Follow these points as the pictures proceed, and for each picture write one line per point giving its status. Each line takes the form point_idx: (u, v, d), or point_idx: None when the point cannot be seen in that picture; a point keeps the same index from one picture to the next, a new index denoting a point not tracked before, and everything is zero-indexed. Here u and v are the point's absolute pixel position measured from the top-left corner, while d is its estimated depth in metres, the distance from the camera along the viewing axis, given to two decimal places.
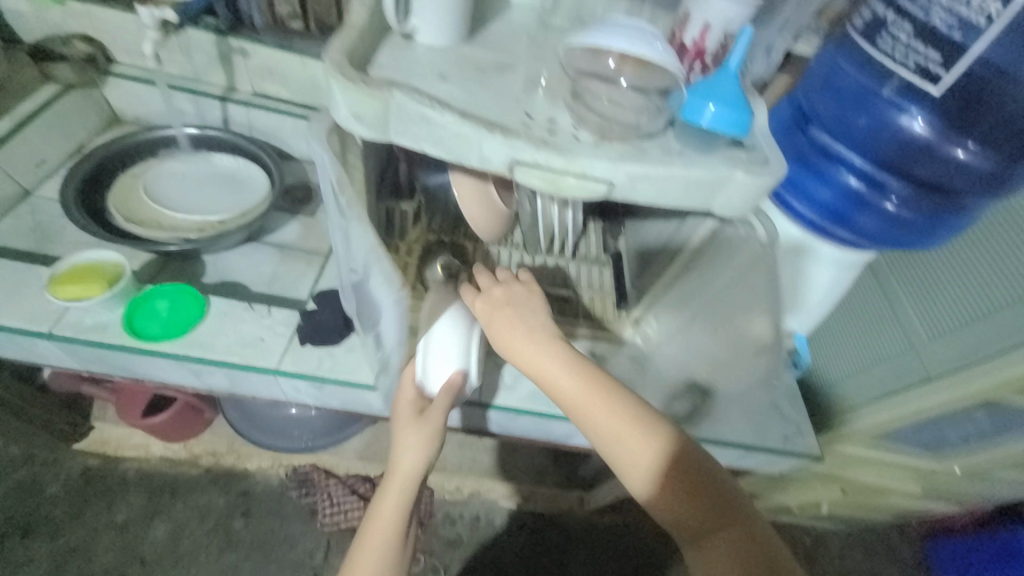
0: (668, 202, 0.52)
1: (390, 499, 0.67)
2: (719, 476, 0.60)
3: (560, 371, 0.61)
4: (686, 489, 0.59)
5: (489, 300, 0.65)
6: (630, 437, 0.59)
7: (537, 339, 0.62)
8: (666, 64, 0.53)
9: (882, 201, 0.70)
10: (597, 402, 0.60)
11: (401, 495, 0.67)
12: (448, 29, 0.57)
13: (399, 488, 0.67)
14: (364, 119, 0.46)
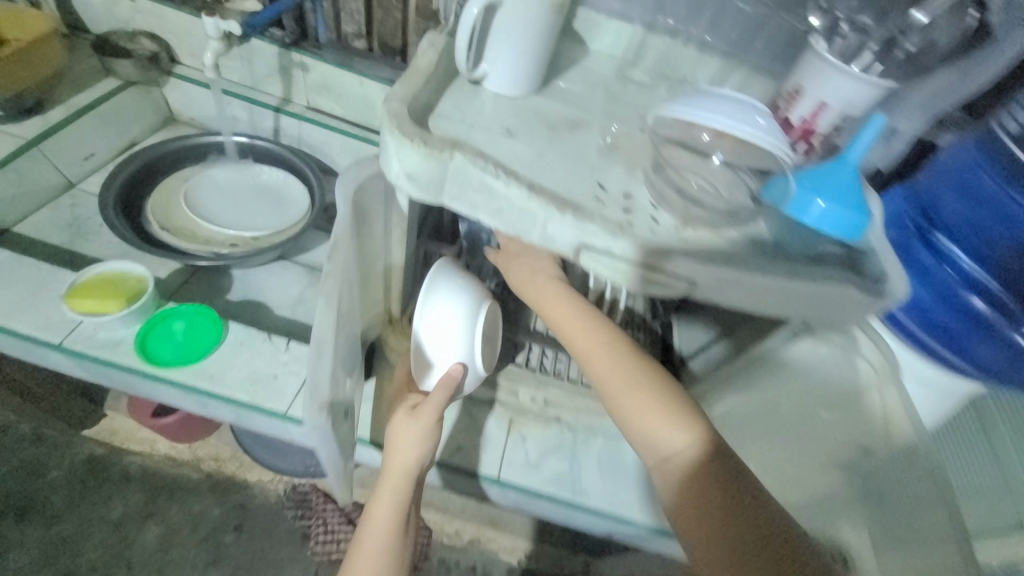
0: (758, 308, 0.44)
1: (376, 528, 0.57)
2: (763, 500, 0.47)
3: (594, 345, 0.55)
4: (696, 466, 0.49)
5: (504, 252, 0.61)
6: (663, 422, 0.51)
7: (560, 291, 0.57)
8: (773, 143, 0.44)
9: (1011, 331, 0.49)
10: (607, 358, 0.54)
11: (389, 525, 0.58)
12: (522, 79, 0.51)
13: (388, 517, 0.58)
14: (417, 181, 0.40)
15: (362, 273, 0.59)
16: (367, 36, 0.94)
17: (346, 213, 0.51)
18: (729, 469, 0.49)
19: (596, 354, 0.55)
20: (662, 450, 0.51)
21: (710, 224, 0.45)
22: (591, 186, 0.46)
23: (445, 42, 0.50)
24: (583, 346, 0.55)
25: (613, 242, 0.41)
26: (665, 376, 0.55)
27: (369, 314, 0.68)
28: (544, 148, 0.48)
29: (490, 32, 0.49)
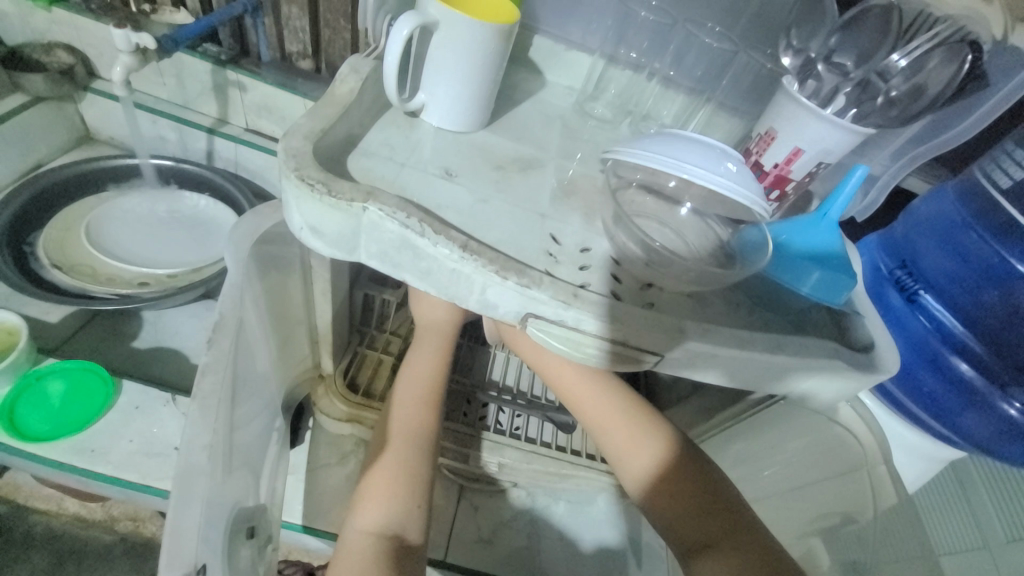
0: (735, 385, 0.38)
1: (408, 407, 0.52)
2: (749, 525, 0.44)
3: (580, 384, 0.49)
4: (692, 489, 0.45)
5: None
6: (633, 431, 0.49)
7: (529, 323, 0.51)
8: (746, 194, 0.39)
9: (1001, 403, 0.45)
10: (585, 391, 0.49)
11: (422, 403, 0.53)
12: (467, 113, 0.45)
13: (417, 397, 0.53)
14: (324, 235, 0.33)
15: (279, 328, 0.51)
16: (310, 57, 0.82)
17: (251, 264, 0.43)
18: (700, 468, 0.47)
19: (583, 395, 0.50)
20: (632, 453, 0.48)
21: (678, 284, 0.39)
22: (543, 241, 0.39)
23: (375, 66, 0.42)
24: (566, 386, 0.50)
25: (566, 313, 0.34)
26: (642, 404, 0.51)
27: (293, 371, 0.59)
28: (489, 193, 0.41)
29: (425, 57, 0.42)
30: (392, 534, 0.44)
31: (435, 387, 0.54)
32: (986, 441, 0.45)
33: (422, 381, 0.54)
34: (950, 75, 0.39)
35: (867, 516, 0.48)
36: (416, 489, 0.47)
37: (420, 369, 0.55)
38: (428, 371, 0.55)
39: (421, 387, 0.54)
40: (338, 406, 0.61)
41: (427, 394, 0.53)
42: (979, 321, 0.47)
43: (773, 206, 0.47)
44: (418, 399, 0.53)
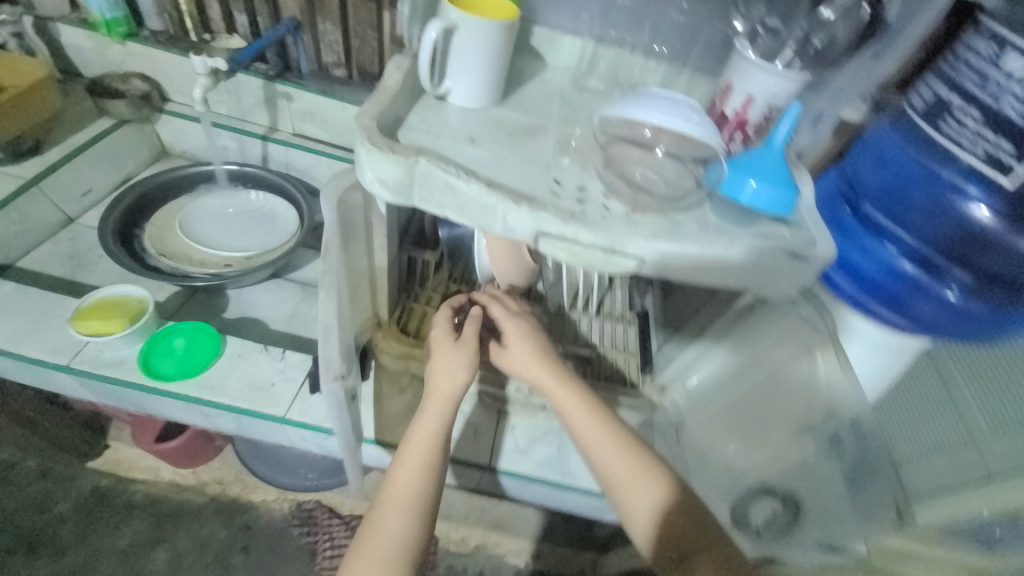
0: (704, 281, 0.50)
1: (405, 474, 0.60)
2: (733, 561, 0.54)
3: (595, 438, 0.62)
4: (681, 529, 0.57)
5: (507, 330, 0.67)
6: (641, 477, 0.60)
7: (550, 384, 0.64)
8: (705, 136, 0.50)
9: (939, 289, 0.53)
10: (594, 445, 0.62)
11: (418, 471, 0.60)
12: (484, 93, 0.57)
13: (415, 461, 0.60)
14: (388, 184, 0.46)
15: (349, 278, 0.65)
16: (347, 62, 1.00)
17: (329, 223, 0.57)
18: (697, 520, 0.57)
19: (599, 445, 0.62)
20: (645, 496, 0.59)
21: (655, 209, 0.51)
22: (549, 183, 0.51)
23: (410, 64, 0.56)
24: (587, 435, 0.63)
25: (567, 229, 0.46)
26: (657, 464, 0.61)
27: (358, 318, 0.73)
28: (505, 152, 0.54)
29: (449, 52, 0.54)
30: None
31: (428, 454, 0.60)
32: (935, 323, 0.54)
33: (420, 447, 0.60)
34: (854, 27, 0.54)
35: (848, 409, 0.59)
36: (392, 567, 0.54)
37: (421, 434, 0.62)
38: (428, 434, 0.62)
39: (418, 453, 0.61)
40: (396, 346, 0.75)
41: (421, 464, 0.60)
42: (918, 228, 0.54)
43: (738, 147, 0.55)
44: (411, 466, 0.60)
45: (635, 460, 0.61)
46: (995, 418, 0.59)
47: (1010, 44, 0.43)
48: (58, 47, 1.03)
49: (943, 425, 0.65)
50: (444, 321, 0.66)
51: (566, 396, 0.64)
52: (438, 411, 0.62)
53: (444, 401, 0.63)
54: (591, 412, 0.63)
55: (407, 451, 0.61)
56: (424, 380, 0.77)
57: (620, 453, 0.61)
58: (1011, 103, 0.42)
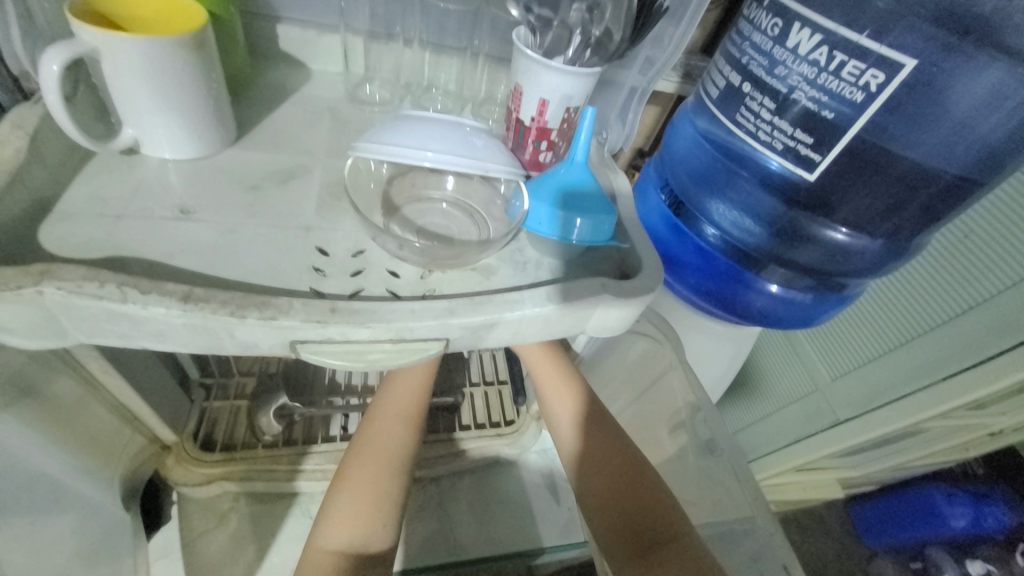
0: (530, 339, 0.40)
1: (389, 428, 0.51)
2: (680, 523, 0.48)
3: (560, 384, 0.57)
4: (628, 485, 0.51)
5: None
6: (566, 410, 0.56)
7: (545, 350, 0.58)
8: (495, 163, 0.39)
9: (757, 280, 0.50)
10: (558, 384, 0.57)
11: (401, 420, 0.52)
12: (196, 136, 0.40)
13: (398, 415, 0.52)
14: (12, 330, 0.29)
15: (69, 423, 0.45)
16: None
17: None
18: (645, 482, 0.51)
19: (565, 413, 0.56)
20: (567, 451, 0.56)
21: (458, 263, 0.40)
22: (306, 256, 0.37)
23: (44, 119, 0.36)
24: (563, 405, 0.56)
25: (329, 331, 0.33)
26: (606, 417, 0.56)
27: (120, 460, 0.53)
28: (237, 221, 0.38)
29: (107, 86, 0.36)
30: (356, 549, 0.43)
31: (416, 407, 0.53)
32: (763, 314, 0.52)
33: (405, 397, 0.54)
34: (626, 15, 0.40)
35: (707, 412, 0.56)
36: (382, 506, 0.46)
37: (400, 390, 0.54)
38: (413, 388, 0.55)
39: (402, 403, 0.53)
40: (196, 470, 0.57)
41: (405, 411, 0.53)
42: (733, 224, 0.50)
43: (549, 156, 0.48)
44: (397, 415, 0.52)
45: (593, 421, 0.56)
46: (834, 367, 0.73)
47: (794, 20, 0.38)
48: None
49: (794, 376, 0.79)
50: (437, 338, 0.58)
51: (548, 366, 0.58)
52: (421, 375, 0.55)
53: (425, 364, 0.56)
54: (556, 366, 0.58)
55: (388, 398, 0.54)
56: (251, 494, 0.60)
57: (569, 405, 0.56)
58: (802, 92, 0.38)
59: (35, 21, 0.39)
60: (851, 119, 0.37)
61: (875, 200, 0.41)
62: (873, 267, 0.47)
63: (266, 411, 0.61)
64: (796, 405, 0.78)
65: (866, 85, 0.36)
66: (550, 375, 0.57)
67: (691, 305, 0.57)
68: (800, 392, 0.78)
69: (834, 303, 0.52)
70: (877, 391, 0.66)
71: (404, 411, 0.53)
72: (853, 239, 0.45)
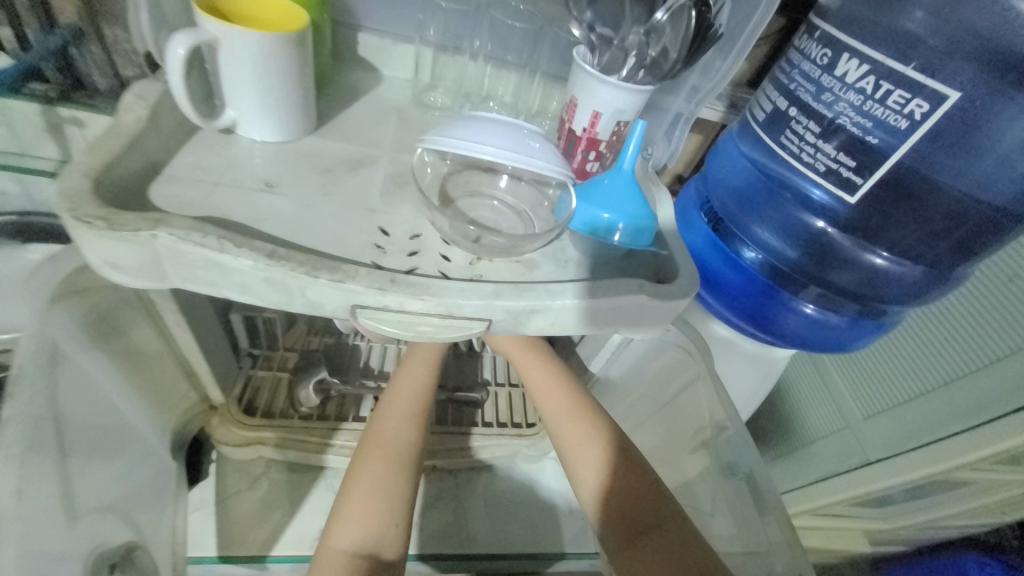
0: (567, 332, 0.42)
1: (396, 425, 0.53)
2: (677, 517, 0.51)
3: (551, 390, 0.60)
4: (625, 484, 0.54)
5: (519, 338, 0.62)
6: (568, 425, 0.58)
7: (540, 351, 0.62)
8: (549, 168, 0.42)
9: (793, 301, 0.52)
10: (553, 392, 0.59)
11: (408, 419, 0.54)
12: (283, 121, 0.45)
13: (404, 413, 0.55)
14: (125, 268, 0.33)
15: (140, 373, 0.50)
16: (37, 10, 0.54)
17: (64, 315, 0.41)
18: (644, 478, 0.54)
19: (566, 425, 0.58)
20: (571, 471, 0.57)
21: (505, 253, 0.43)
22: (370, 234, 0.41)
23: (164, 95, 0.42)
24: (586, 450, 0.56)
25: (387, 300, 0.36)
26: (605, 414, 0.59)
27: (173, 412, 0.57)
28: (312, 198, 0.42)
29: (219, 72, 0.42)
30: (367, 551, 0.46)
31: (420, 405, 0.56)
32: (799, 336, 0.53)
33: (409, 400, 0.56)
34: (683, 37, 0.44)
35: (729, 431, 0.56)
36: (394, 507, 0.48)
37: (404, 391, 0.57)
38: (415, 388, 0.57)
39: (406, 405, 0.56)
40: (236, 431, 0.61)
41: (411, 412, 0.55)
42: (775, 243, 0.51)
43: (596, 166, 0.51)
44: (403, 415, 0.54)
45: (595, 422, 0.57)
46: (868, 406, 0.71)
47: (843, 50, 0.40)
48: None
49: (826, 411, 0.77)
50: None
51: (549, 381, 0.60)
52: (423, 374, 0.59)
53: (427, 367, 0.59)
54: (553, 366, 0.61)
55: (392, 399, 0.56)
56: (283, 463, 0.64)
57: (594, 453, 0.56)
58: (848, 118, 0.40)
59: (165, 12, 0.46)
60: (894, 146, 0.39)
61: (917, 228, 0.42)
62: (913, 295, 0.48)
63: (306, 383, 0.65)
64: (827, 441, 0.76)
65: (910, 113, 0.38)
66: (545, 385, 0.60)
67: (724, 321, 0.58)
68: (831, 428, 0.76)
69: (870, 330, 0.52)
70: (909, 433, 0.64)
71: (411, 409, 0.55)
72: (893, 263, 0.46)
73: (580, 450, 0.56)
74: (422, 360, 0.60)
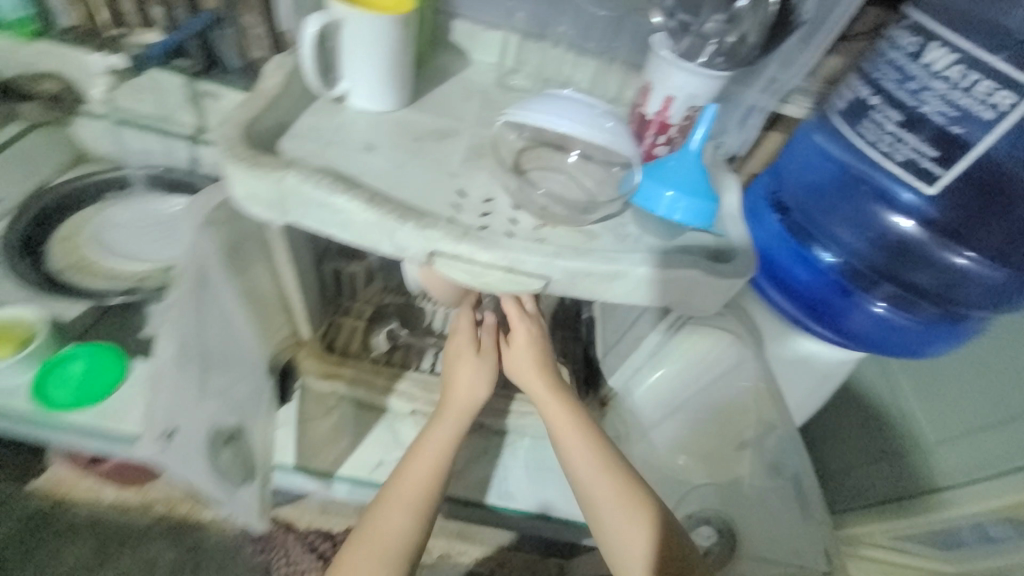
0: (617, 299, 0.46)
1: (394, 512, 0.55)
2: None
3: (578, 448, 0.56)
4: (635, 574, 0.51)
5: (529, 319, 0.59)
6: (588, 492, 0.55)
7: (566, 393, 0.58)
8: (615, 144, 0.46)
9: (868, 302, 0.54)
10: (580, 456, 0.55)
11: (406, 507, 0.55)
12: (386, 93, 0.52)
13: (406, 498, 0.55)
14: (260, 201, 0.41)
15: (253, 301, 0.60)
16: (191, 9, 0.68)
17: None
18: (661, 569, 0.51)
19: (588, 493, 0.55)
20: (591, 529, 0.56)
21: (568, 222, 0.47)
22: (450, 195, 0.47)
23: (294, 67, 0.50)
24: (632, 514, 0.53)
25: (461, 250, 0.42)
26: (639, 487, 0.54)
27: (272, 340, 0.67)
28: (404, 160, 0.49)
29: (341, 46, 0.48)
30: None
31: (423, 494, 0.55)
32: (866, 336, 0.55)
33: (414, 483, 0.56)
34: (763, 22, 0.46)
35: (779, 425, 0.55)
36: None
37: (418, 463, 0.57)
38: (424, 467, 0.56)
39: (415, 476, 0.56)
40: (319, 365, 0.69)
41: (413, 500, 0.55)
42: (854, 244, 0.54)
43: (665, 149, 0.52)
44: (405, 503, 0.55)
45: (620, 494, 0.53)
46: (940, 430, 0.67)
47: (934, 39, 0.41)
48: None
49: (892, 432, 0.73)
50: (469, 328, 0.61)
51: (574, 435, 0.56)
52: (433, 448, 0.57)
53: (441, 440, 0.58)
54: (577, 421, 0.57)
55: (401, 478, 0.56)
56: (353, 400, 0.72)
57: (642, 517, 0.53)
58: (933, 107, 0.41)
59: None
60: (980, 136, 0.40)
61: (989, 233, 0.48)
62: (993, 300, 0.51)
63: (381, 330, 0.74)
64: (888, 461, 0.72)
65: (998, 104, 0.39)
66: (573, 437, 0.56)
67: (788, 322, 0.59)
68: (895, 449, 0.72)
69: (947, 337, 0.54)
70: (993, 458, 0.59)
71: (413, 494, 0.55)
72: (980, 263, 0.49)
73: (625, 511, 0.53)
74: (442, 417, 0.59)
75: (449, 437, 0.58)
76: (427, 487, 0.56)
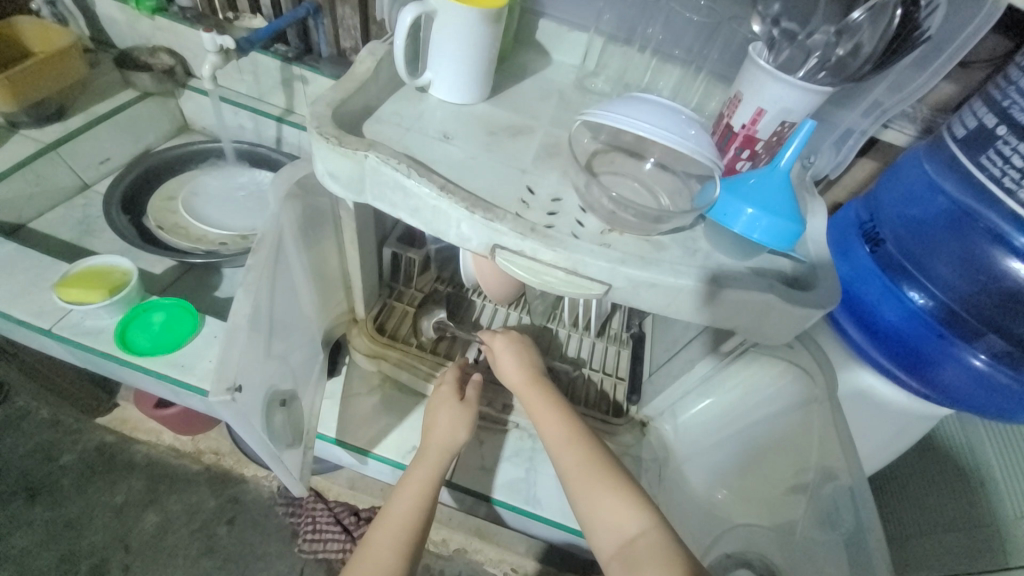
0: (679, 315, 0.44)
1: (379, 550, 0.52)
2: None
3: (574, 471, 0.53)
4: None
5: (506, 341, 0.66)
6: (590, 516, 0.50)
7: (556, 420, 0.58)
8: (698, 154, 0.43)
9: (968, 353, 0.49)
10: (577, 485, 0.52)
11: (393, 548, 0.52)
12: (468, 87, 0.52)
13: (393, 536, 0.53)
14: (339, 178, 0.43)
15: (318, 274, 0.63)
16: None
17: (289, 212, 0.53)
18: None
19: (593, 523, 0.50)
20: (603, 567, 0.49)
21: (635, 230, 0.45)
22: (519, 191, 0.46)
23: (386, 56, 0.52)
24: (598, 496, 0.51)
25: (524, 246, 0.41)
26: (638, 513, 0.48)
27: (329, 314, 0.70)
28: (478, 152, 0.49)
29: (430, 40, 0.50)
30: None
31: (408, 532, 0.53)
32: (958, 392, 0.49)
33: (402, 519, 0.54)
34: (882, 34, 0.43)
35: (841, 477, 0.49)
36: None
37: (407, 493, 0.56)
38: (413, 499, 0.56)
39: (403, 512, 0.55)
40: (367, 343, 0.72)
41: (399, 537, 0.53)
42: (957, 287, 0.51)
43: (747, 165, 0.49)
44: (390, 543, 0.52)
45: (618, 523, 0.48)
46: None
47: None
48: (56, 10, 0.83)
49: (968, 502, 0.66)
50: (454, 368, 0.67)
51: (568, 461, 0.54)
52: (420, 482, 0.58)
53: (428, 469, 0.59)
54: (567, 444, 0.56)
55: (391, 512, 0.55)
56: (396, 382, 0.74)
57: (618, 503, 0.50)
58: None
59: None
60: None
61: None
62: None
63: (429, 318, 0.75)
64: (958, 536, 0.65)
65: None
66: (573, 463, 0.54)
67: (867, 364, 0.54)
68: (968, 521, 0.65)
69: None
70: None
71: (402, 525, 0.54)
72: None
73: (592, 494, 0.51)
74: (429, 439, 0.61)
75: (436, 464, 0.59)
76: (418, 506, 0.56)
